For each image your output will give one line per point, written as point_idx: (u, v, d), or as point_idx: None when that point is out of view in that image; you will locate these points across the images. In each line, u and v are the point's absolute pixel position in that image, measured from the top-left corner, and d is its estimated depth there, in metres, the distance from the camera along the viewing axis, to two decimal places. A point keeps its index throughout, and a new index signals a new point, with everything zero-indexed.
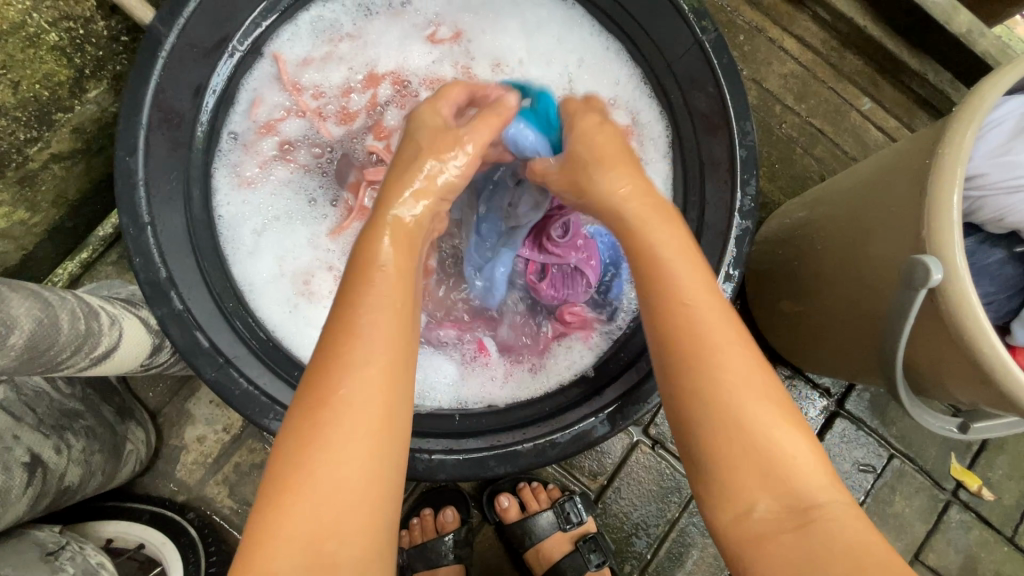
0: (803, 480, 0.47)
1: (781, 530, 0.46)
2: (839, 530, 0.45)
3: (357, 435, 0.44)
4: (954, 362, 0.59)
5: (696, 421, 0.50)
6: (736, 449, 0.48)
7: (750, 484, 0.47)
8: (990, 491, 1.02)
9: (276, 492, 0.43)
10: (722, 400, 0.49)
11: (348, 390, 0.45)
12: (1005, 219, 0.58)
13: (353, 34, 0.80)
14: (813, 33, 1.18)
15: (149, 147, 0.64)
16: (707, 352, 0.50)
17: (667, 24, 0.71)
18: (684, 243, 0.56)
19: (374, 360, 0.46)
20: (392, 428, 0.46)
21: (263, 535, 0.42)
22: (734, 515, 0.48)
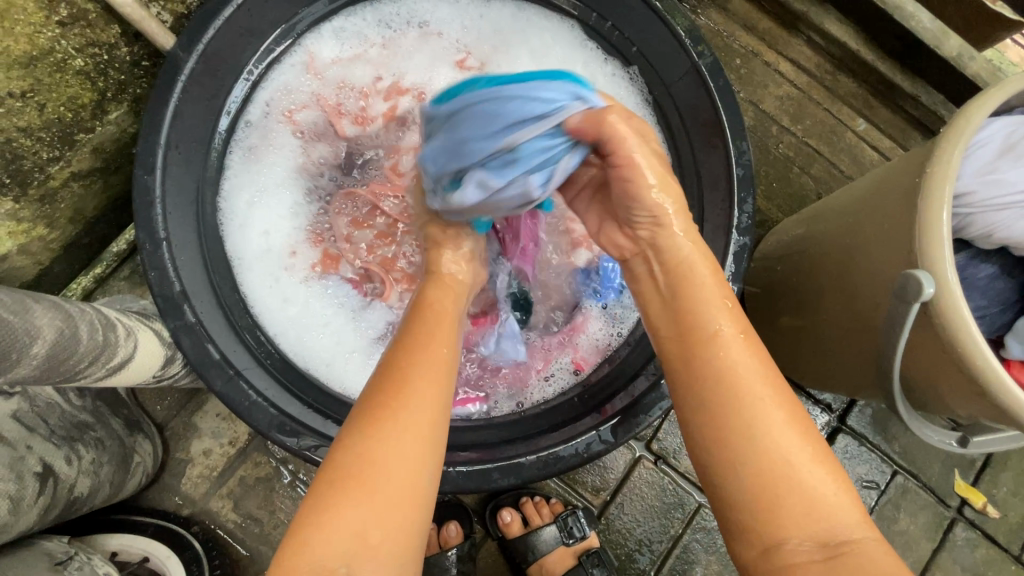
0: (837, 516, 0.46)
1: (812, 567, 0.45)
2: (872, 565, 0.44)
3: (403, 457, 0.49)
4: (950, 377, 0.61)
5: (732, 453, 0.48)
6: (774, 493, 0.47)
7: (783, 526, 0.46)
8: (994, 508, 1.02)
9: (334, 486, 0.48)
10: (754, 424, 0.48)
11: (416, 391, 0.52)
12: (994, 235, 0.58)
13: (383, 44, 0.83)
14: (808, 56, 1.21)
15: (166, 165, 0.67)
16: (740, 392, 0.49)
17: (666, 49, 0.75)
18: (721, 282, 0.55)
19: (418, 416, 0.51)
20: (433, 445, 0.51)
21: (312, 527, 0.46)
22: (762, 549, 0.47)
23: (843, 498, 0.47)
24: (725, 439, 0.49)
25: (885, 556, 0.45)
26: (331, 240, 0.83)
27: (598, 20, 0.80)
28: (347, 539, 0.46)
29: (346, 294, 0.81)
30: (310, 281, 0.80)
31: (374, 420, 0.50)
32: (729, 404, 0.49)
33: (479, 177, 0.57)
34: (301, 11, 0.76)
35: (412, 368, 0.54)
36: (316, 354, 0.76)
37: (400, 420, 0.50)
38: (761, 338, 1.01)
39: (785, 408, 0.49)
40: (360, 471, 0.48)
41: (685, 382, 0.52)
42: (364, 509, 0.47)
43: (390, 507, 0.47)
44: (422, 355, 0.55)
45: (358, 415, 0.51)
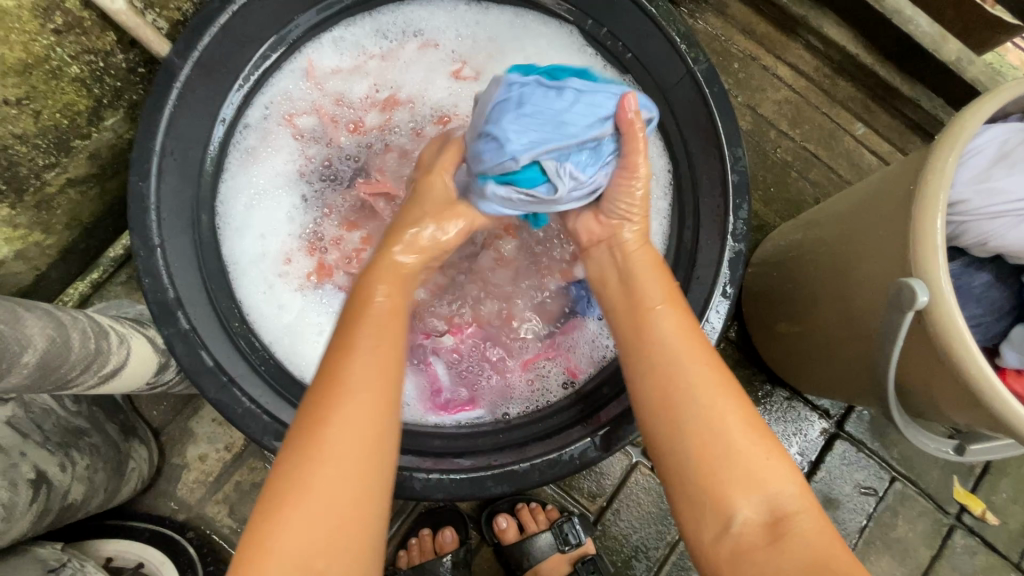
0: (776, 489, 0.51)
1: (757, 543, 0.49)
2: (810, 541, 0.48)
3: (347, 466, 0.48)
4: (944, 384, 0.60)
5: (675, 420, 0.54)
6: (712, 460, 0.52)
7: (730, 497, 0.50)
8: (994, 515, 1.01)
9: (275, 505, 0.47)
10: (693, 396, 0.54)
11: (348, 402, 0.50)
12: (988, 243, 0.58)
13: (383, 55, 0.83)
14: (806, 60, 1.21)
15: (161, 172, 0.68)
16: (674, 363, 0.56)
17: (661, 56, 0.75)
18: (658, 271, 0.64)
19: (361, 422, 0.50)
20: (378, 451, 0.50)
21: (256, 548, 0.46)
22: (716, 530, 0.50)
23: (781, 472, 0.51)
24: (673, 414, 0.54)
25: (821, 527, 0.50)
26: (326, 250, 0.81)
27: (594, 25, 0.80)
28: (298, 555, 0.45)
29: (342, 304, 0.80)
30: (305, 290, 0.79)
31: (306, 439, 0.49)
32: (677, 382, 0.55)
33: (566, 173, 0.61)
34: (296, 18, 0.76)
35: (344, 378, 0.52)
36: (312, 363, 0.76)
37: (341, 430, 0.49)
38: (760, 345, 1.00)
39: (720, 380, 0.55)
40: (293, 493, 0.47)
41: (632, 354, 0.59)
42: (306, 532, 0.46)
43: (338, 517, 0.47)
44: (353, 362, 0.52)
45: (294, 437, 0.50)
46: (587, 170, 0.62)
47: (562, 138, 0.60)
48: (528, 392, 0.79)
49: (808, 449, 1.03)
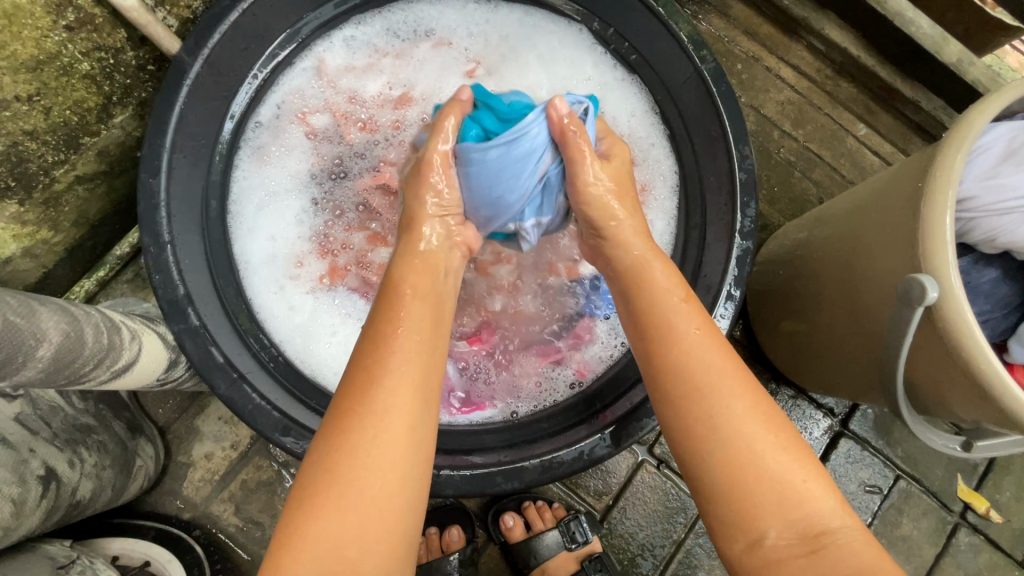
0: (814, 507, 0.50)
1: (794, 555, 0.49)
2: (852, 552, 0.48)
3: (384, 456, 0.48)
4: (955, 383, 0.61)
5: (705, 444, 0.53)
6: (745, 479, 0.51)
7: (764, 514, 0.50)
8: (998, 514, 1.02)
9: (307, 497, 0.47)
10: (723, 417, 0.53)
11: (386, 394, 0.50)
12: (996, 240, 0.58)
13: (396, 54, 0.84)
14: (809, 62, 1.22)
15: (171, 169, 0.68)
16: (700, 385, 0.54)
17: (669, 56, 0.76)
18: (677, 285, 0.62)
19: (396, 414, 0.50)
20: (415, 442, 0.50)
21: (290, 539, 0.46)
22: (747, 543, 0.51)
23: (816, 488, 0.51)
24: (701, 434, 0.53)
25: (862, 541, 0.49)
26: (338, 252, 0.81)
27: (603, 28, 0.81)
28: (331, 545, 0.45)
29: (354, 304, 0.79)
30: (317, 293, 0.79)
31: (342, 428, 0.49)
32: (704, 402, 0.54)
33: (530, 226, 0.70)
34: (307, 15, 0.77)
35: (381, 369, 0.52)
36: (321, 361, 0.76)
37: (377, 419, 0.49)
38: (766, 345, 1.01)
39: (747, 397, 0.54)
40: (325, 484, 0.47)
41: (653, 376, 0.58)
42: (338, 521, 0.46)
43: (373, 507, 0.47)
44: (391, 355, 0.53)
45: (329, 424, 0.50)
46: (548, 208, 0.70)
47: (513, 209, 0.67)
48: (537, 392, 0.79)
49: (813, 447, 1.03)
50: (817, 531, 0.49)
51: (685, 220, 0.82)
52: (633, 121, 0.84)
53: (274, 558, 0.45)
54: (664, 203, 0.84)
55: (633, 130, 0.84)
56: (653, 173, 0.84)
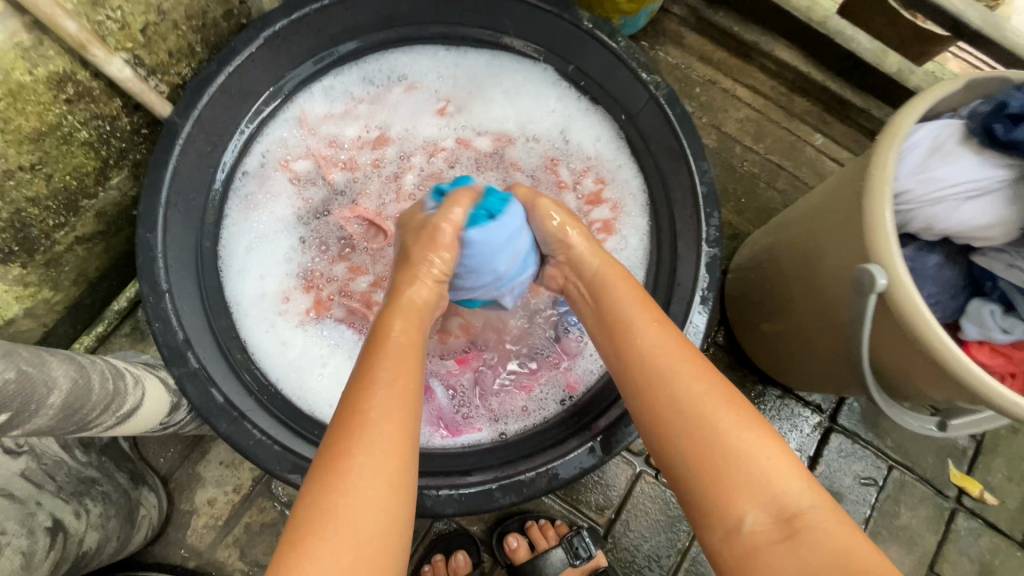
0: (784, 488, 0.53)
1: (771, 540, 0.51)
2: (823, 532, 0.50)
3: (376, 491, 0.50)
4: (914, 360, 0.65)
5: (672, 433, 0.57)
6: (717, 466, 0.54)
7: (738, 499, 0.53)
8: (992, 496, 1.04)
9: (300, 540, 0.47)
10: (691, 409, 0.57)
11: (375, 429, 0.52)
12: (933, 228, 0.61)
13: (370, 99, 0.90)
14: (764, 81, 1.31)
15: (166, 222, 0.72)
16: (658, 386, 0.59)
17: (626, 86, 0.83)
18: (639, 293, 0.67)
19: (386, 450, 0.52)
20: (404, 478, 0.52)
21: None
22: (724, 532, 0.53)
23: (785, 471, 0.54)
24: (662, 422, 0.58)
25: (836, 524, 0.51)
26: (322, 285, 0.85)
27: (562, 63, 0.88)
28: None
29: (342, 333, 0.82)
30: (305, 325, 0.82)
31: (332, 472, 0.50)
32: (664, 392, 0.59)
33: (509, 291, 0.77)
34: (288, 73, 0.83)
35: (368, 408, 0.53)
36: (316, 393, 0.78)
37: (366, 456, 0.51)
38: (749, 348, 1.04)
39: (711, 390, 0.58)
40: (318, 523, 0.47)
41: (620, 374, 0.63)
42: (333, 560, 0.46)
43: (367, 544, 0.47)
44: (377, 392, 0.55)
45: (317, 466, 0.51)
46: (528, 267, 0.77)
47: (499, 276, 0.74)
48: (525, 410, 0.82)
49: (805, 444, 1.05)
50: (790, 513, 0.52)
51: (657, 233, 0.86)
52: (599, 145, 0.91)
53: None
54: (636, 218, 0.89)
55: (600, 152, 0.91)
56: (623, 191, 0.90)
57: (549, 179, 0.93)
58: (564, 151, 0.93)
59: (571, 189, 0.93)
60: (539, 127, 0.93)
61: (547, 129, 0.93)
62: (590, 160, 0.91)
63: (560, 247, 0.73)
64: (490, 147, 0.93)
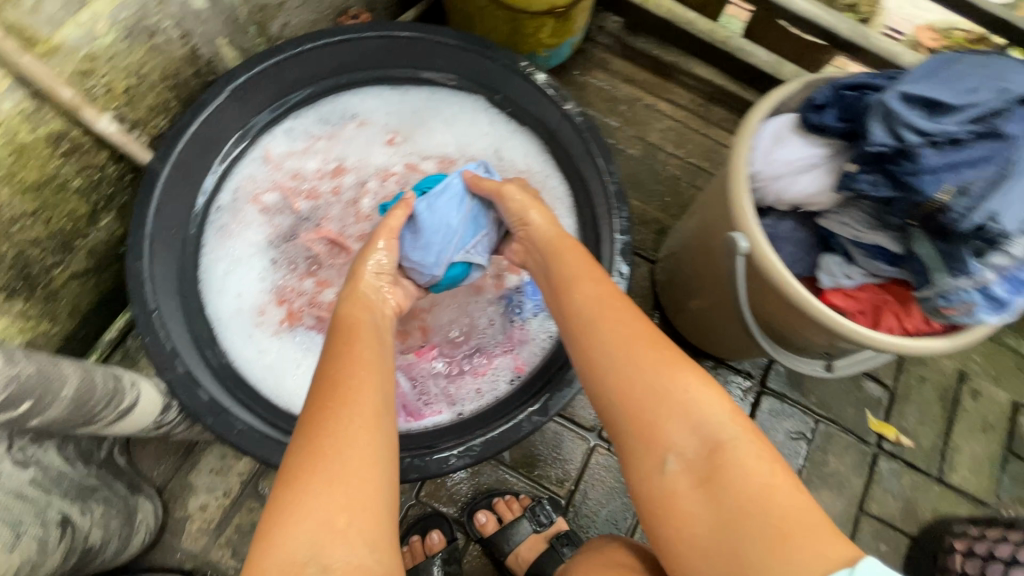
0: (707, 423, 0.60)
1: (689, 472, 0.60)
2: (738, 459, 0.58)
3: (356, 436, 0.59)
4: (787, 311, 0.78)
5: (605, 377, 0.66)
6: (645, 402, 0.63)
7: (664, 435, 0.61)
8: (907, 439, 1.17)
9: (292, 482, 0.56)
10: (621, 356, 0.66)
11: (353, 389, 0.62)
12: (782, 197, 0.75)
13: (327, 136, 1.04)
14: (682, 95, 1.49)
15: (152, 252, 0.84)
16: (591, 334, 0.69)
17: (544, 107, 0.98)
18: (586, 261, 0.78)
19: (363, 404, 0.61)
20: (381, 426, 0.61)
21: (281, 514, 0.55)
22: (649, 470, 0.62)
23: (711, 407, 0.61)
24: (593, 370, 0.68)
25: (755, 458, 0.58)
26: (294, 299, 0.96)
27: (491, 93, 1.03)
28: (314, 514, 0.54)
29: (312, 339, 0.94)
30: (280, 334, 0.94)
31: (315, 425, 0.59)
32: (597, 342, 0.68)
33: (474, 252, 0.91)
34: (252, 119, 0.97)
35: (347, 374, 0.64)
36: (292, 392, 0.89)
37: (348, 410, 0.60)
38: (681, 326, 1.18)
39: (642, 337, 0.66)
40: (307, 465, 0.57)
41: (566, 327, 0.73)
42: (323, 493, 0.55)
43: (349, 482, 0.56)
44: (353, 362, 0.66)
45: (303, 422, 0.60)
46: (483, 228, 0.92)
47: (455, 234, 0.89)
48: (479, 392, 0.94)
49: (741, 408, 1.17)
50: (712, 444, 0.59)
51: (584, 230, 0.99)
52: (529, 159, 1.05)
53: (267, 527, 0.54)
54: (565, 218, 1.03)
55: (531, 166, 1.05)
56: (552, 197, 1.04)
57: None
58: (500, 167, 1.07)
59: None
60: (477, 148, 1.07)
61: (484, 150, 1.07)
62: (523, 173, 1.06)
63: (521, 226, 0.86)
64: (435, 168, 1.07)
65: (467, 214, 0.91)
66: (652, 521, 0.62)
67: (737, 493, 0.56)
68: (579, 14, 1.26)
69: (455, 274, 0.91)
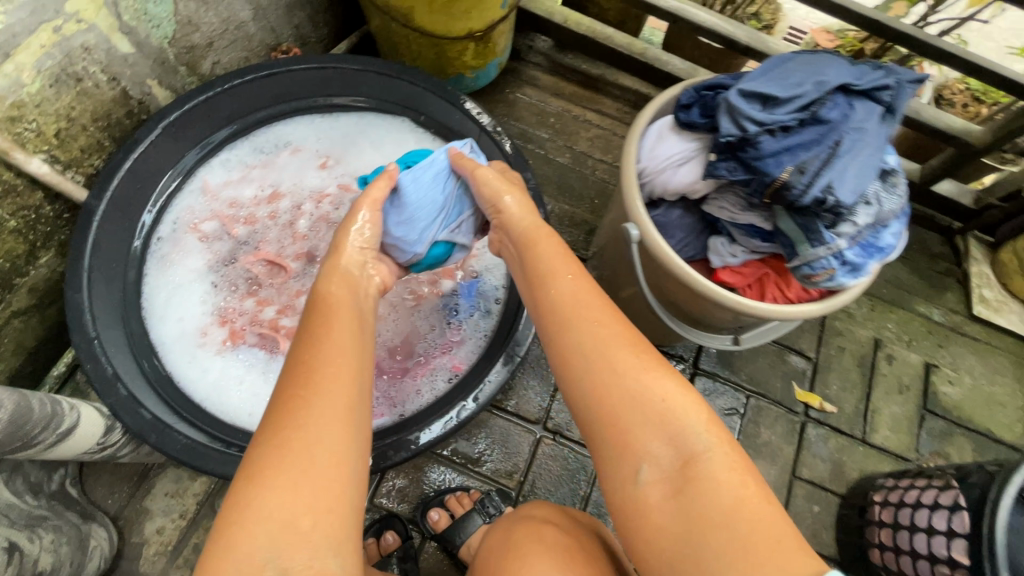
0: (682, 433, 0.60)
1: (663, 483, 0.59)
2: (710, 471, 0.58)
3: (325, 428, 0.57)
4: (686, 291, 0.86)
5: (580, 374, 0.66)
6: (619, 403, 0.63)
7: (638, 443, 0.61)
8: (831, 404, 1.26)
9: (258, 475, 0.54)
10: (598, 354, 0.66)
11: (325, 377, 0.61)
12: (667, 188, 0.84)
13: (261, 165, 1.10)
14: (607, 105, 1.59)
15: (90, 284, 0.88)
16: (568, 326, 0.69)
17: (462, 123, 1.06)
18: (564, 253, 0.78)
19: (336, 396, 0.60)
20: (353, 418, 0.60)
21: (242, 512, 0.52)
22: (623, 479, 0.62)
23: (688, 414, 0.61)
24: (570, 368, 0.68)
25: (729, 471, 0.58)
26: (235, 319, 1.01)
27: (413, 114, 1.11)
28: (277, 515, 0.52)
29: (255, 355, 0.98)
30: (223, 353, 0.98)
31: (286, 415, 0.58)
32: (573, 336, 0.68)
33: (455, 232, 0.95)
34: (186, 154, 1.02)
35: (321, 361, 0.62)
36: (236, 407, 0.93)
37: (316, 400, 0.59)
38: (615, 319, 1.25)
39: (619, 338, 0.66)
40: (275, 457, 0.55)
41: (542, 319, 0.73)
42: (289, 487, 0.53)
43: (319, 479, 0.54)
44: (324, 349, 0.64)
45: (272, 411, 0.59)
46: (465, 210, 0.95)
47: (439, 213, 0.92)
48: (419, 392, 0.99)
49: None
50: (685, 455, 0.59)
51: None
52: None
53: (227, 524, 0.52)
54: None
55: None
56: None
57: None
58: None
59: None
60: None
61: None
62: None
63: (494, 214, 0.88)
64: None
65: (451, 195, 0.93)
66: (625, 530, 0.62)
67: (709, 508, 0.56)
68: (498, 37, 1.35)
69: (437, 253, 0.94)
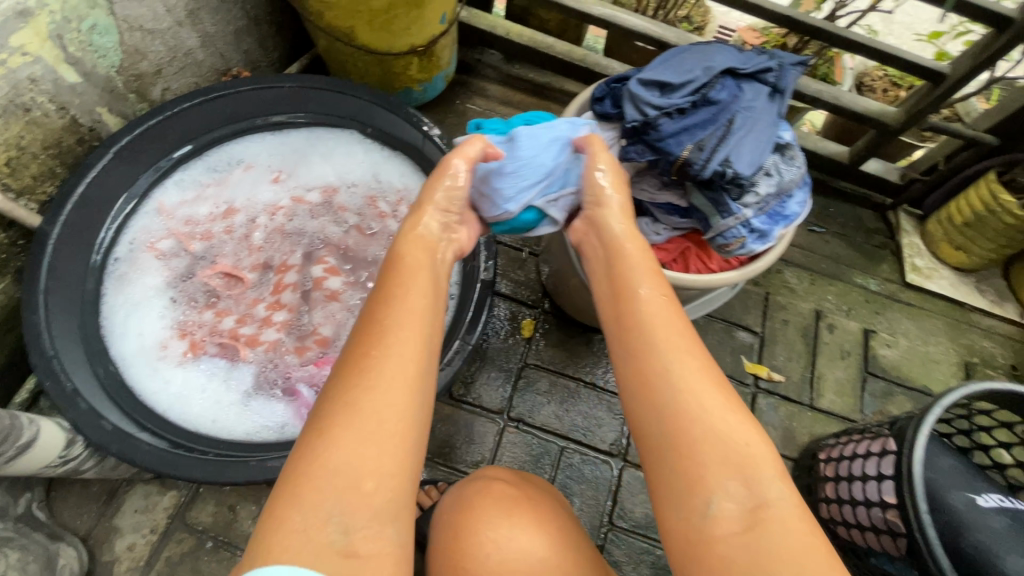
0: (758, 480, 0.59)
1: (732, 527, 0.57)
2: (782, 527, 0.56)
3: (393, 393, 0.61)
4: None
5: (659, 396, 0.66)
6: (690, 430, 0.63)
7: (710, 481, 0.60)
8: (778, 374, 1.33)
9: (328, 431, 0.58)
10: (679, 383, 0.65)
11: (395, 348, 0.64)
12: None
13: (215, 183, 1.14)
14: (552, 109, 1.68)
15: (47, 305, 0.89)
16: (649, 340, 0.69)
17: (405, 131, 1.12)
18: (647, 257, 0.78)
19: (405, 374, 0.62)
20: (419, 387, 0.63)
21: (312, 465, 0.56)
22: (687, 513, 0.60)
23: (764, 466, 0.60)
24: (647, 387, 0.67)
25: (799, 523, 0.57)
26: (195, 331, 1.04)
27: (359, 126, 1.16)
28: (340, 474, 0.55)
29: (216, 364, 1.02)
30: (184, 364, 1.01)
31: (354, 376, 0.62)
32: (654, 354, 0.68)
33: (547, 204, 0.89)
34: (140, 177, 1.06)
35: (394, 329, 0.65)
36: (200, 415, 0.97)
37: (387, 371, 0.62)
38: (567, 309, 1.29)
39: (702, 369, 0.67)
40: (344, 414, 0.58)
41: (615, 324, 0.73)
42: (355, 444, 0.57)
43: (385, 445, 0.58)
44: (397, 314, 0.67)
45: (345, 371, 0.62)
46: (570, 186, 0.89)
47: (537, 180, 0.87)
48: None
49: None
50: (758, 503, 0.58)
51: None
52: (403, 177, 1.18)
53: (298, 472, 0.56)
54: None
55: (406, 183, 1.18)
56: None
57: (372, 212, 1.18)
58: (378, 187, 1.19)
59: (391, 216, 1.17)
60: (355, 175, 1.19)
61: (362, 175, 1.19)
62: (400, 190, 1.18)
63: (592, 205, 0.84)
64: (318, 198, 1.18)
65: (560, 167, 0.88)
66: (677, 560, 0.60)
67: (777, 561, 0.54)
68: (441, 51, 1.42)
69: (525, 220, 0.90)
